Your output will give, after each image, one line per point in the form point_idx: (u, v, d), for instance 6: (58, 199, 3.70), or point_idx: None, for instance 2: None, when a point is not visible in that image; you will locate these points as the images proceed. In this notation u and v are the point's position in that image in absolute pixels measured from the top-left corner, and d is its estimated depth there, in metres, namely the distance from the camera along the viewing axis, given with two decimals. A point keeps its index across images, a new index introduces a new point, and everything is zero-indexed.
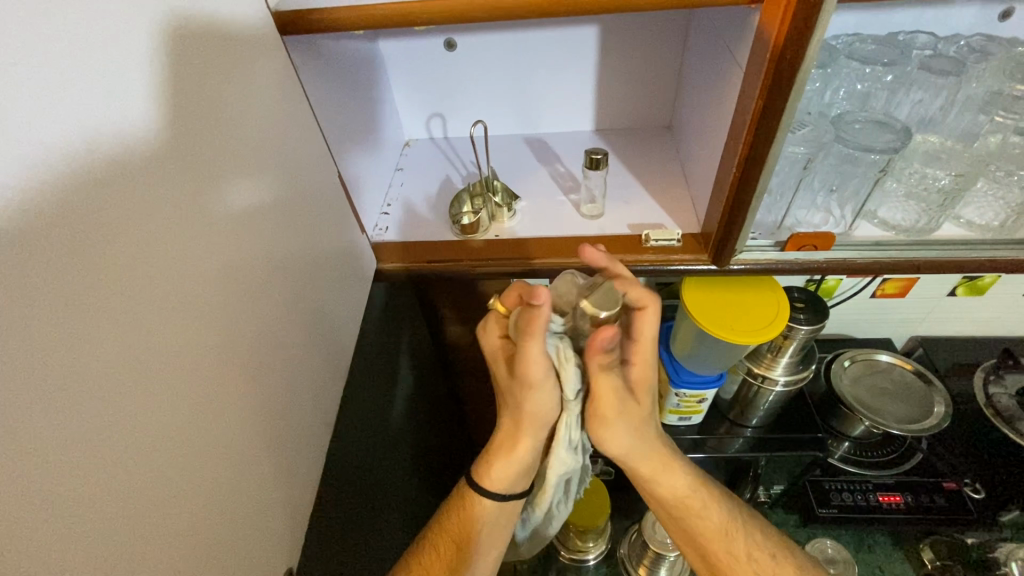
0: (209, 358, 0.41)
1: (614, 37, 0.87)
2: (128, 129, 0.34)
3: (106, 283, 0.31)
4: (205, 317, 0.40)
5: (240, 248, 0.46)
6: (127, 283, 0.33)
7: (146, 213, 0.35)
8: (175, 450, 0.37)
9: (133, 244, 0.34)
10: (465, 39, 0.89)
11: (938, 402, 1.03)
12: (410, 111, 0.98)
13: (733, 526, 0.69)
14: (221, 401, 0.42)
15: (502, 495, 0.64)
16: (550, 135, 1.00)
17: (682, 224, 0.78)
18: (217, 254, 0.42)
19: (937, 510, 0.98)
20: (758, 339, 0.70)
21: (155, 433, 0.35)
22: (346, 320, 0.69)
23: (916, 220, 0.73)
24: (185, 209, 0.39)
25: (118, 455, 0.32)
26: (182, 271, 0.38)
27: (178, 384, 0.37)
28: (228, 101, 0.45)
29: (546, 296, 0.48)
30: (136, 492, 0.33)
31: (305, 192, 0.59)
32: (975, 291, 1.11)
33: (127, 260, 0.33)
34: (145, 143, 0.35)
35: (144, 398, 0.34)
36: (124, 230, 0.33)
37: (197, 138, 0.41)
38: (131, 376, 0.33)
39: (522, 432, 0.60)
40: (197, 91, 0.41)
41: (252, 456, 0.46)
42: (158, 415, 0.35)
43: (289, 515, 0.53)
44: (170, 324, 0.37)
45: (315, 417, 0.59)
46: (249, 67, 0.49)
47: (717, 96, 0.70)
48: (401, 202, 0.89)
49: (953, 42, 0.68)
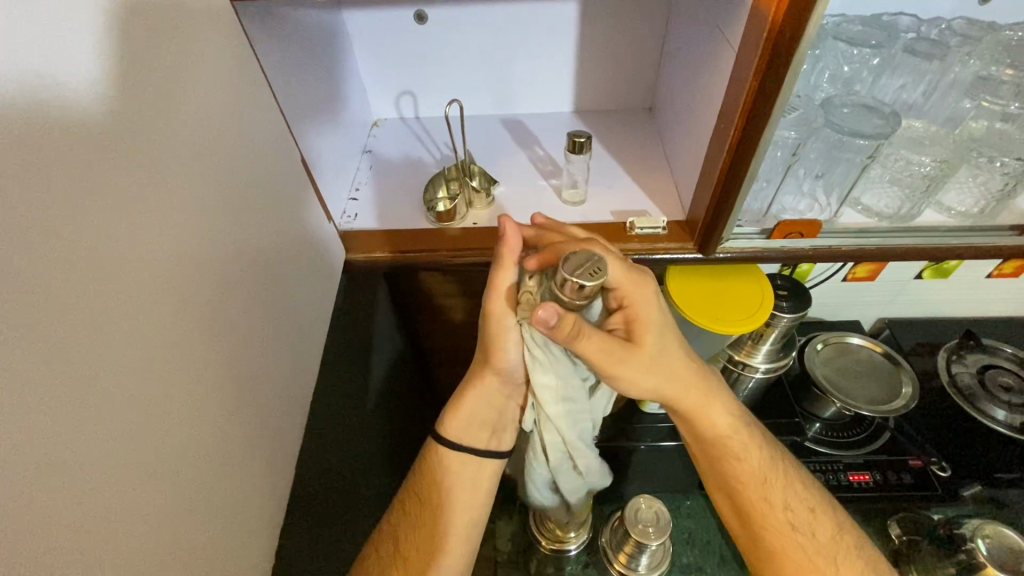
0: (164, 373, 0.36)
1: (595, 12, 0.83)
2: (49, 116, 0.29)
3: (21, 296, 0.26)
4: (156, 324, 0.36)
5: (195, 244, 0.41)
6: (51, 296, 0.28)
7: (80, 213, 0.30)
8: (128, 475, 0.32)
9: (61, 253, 0.29)
10: (437, 12, 0.83)
11: (905, 383, 1.05)
12: (376, 89, 0.92)
13: (773, 471, 0.64)
14: (184, 415, 0.38)
15: (459, 447, 0.62)
16: (528, 116, 0.95)
17: (667, 211, 0.75)
18: (169, 256, 0.37)
19: (903, 487, 0.99)
20: (740, 329, 0.69)
21: (104, 460, 0.31)
22: (313, 315, 0.64)
23: (899, 206, 0.72)
24: (129, 207, 0.34)
25: (61, 495, 0.28)
26: (128, 272, 0.33)
27: (126, 406, 0.33)
28: (172, 73, 0.39)
29: (510, 223, 0.56)
30: (79, 527, 0.29)
31: (267, 178, 0.54)
32: (940, 274, 1.13)
33: (50, 271, 0.28)
34: (72, 134, 0.30)
35: (88, 427, 0.30)
36: (44, 234, 0.28)
37: (139, 122, 0.35)
38: (67, 403, 0.28)
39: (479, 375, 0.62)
40: (134, 63, 0.35)
41: (217, 467, 0.42)
42: (105, 441, 0.31)
43: (259, 531, 0.49)
44: (112, 339, 0.32)
45: (285, 424, 0.55)
46: (199, 36, 0.43)
47: (704, 78, 0.68)
48: (371, 187, 0.83)
49: (935, 25, 0.67)
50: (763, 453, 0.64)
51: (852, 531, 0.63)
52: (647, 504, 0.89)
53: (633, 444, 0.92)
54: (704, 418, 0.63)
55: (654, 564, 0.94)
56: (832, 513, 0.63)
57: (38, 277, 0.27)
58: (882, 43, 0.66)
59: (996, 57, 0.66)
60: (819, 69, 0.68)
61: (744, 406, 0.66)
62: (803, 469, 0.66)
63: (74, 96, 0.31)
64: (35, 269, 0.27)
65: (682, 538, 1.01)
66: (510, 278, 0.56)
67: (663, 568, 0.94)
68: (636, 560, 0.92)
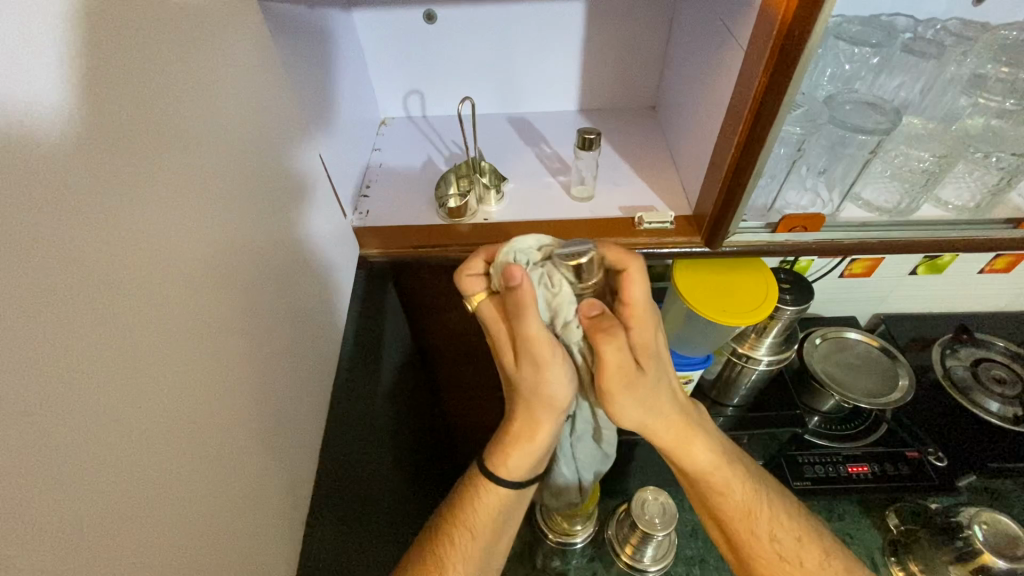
0: (184, 365, 0.37)
1: (600, 13, 0.84)
2: (93, 117, 0.30)
3: (72, 284, 0.28)
4: (183, 314, 0.37)
5: (216, 238, 0.42)
6: (93, 286, 0.29)
7: (88, 205, 0.29)
8: (161, 457, 0.34)
9: (83, 246, 0.29)
10: (446, 11, 0.84)
11: (902, 375, 1.07)
12: (385, 87, 0.93)
13: (759, 503, 0.65)
14: (208, 402, 0.39)
15: (516, 482, 0.61)
16: (533, 115, 0.96)
17: (673, 206, 0.77)
18: (187, 246, 0.38)
19: (901, 478, 1.01)
20: (744, 321, 0.71)
21: (144, 441, 0.32)
22: (326, 309, 0.65)
23: (898, 201, 0.75)
24: (146, 194, 0.34)
25: (102, 470, 0.29)
26: (160, 263, 0.35)
27: (142, 399, 0.32)
28: (196, 72, 0.40)
29: (520, 273, 0.47)
30: (119, 504, 0.30)
31: (280, 172, 0.54)
32: (934, 269, 1.16)
33: (92, 259, 0.29)
34: (107, 129, 0.31)
35: (113, 418, 0.30)
36: (89, 229, 0.29)
37: (162, 117, 0.36)
38: (85, 396, 0.28)
39: (538, 417, 0.58)
40: (164, 61, 0.37)
41: (239, 454, 0.43)
42: (141, 423, 0.32)
43: (278, 520, 0.50)
44: (144, 327, 0.33)
45: (296, 417, 0.55)
46: (216, 30, 0.43)
47: (708, 76, 0.69)
48: (381, 184, 0.84)
49: (931, 26, 0.69)
50: (746, 486, 0.65)
51: (841, 556, 0.64)
52: (653, 496, 0.90)
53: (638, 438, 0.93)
54: (684, 455, 0.63)
55: (660, 557, 0.95)
56: (819, 541, 0.64)
57: (46, 268, 0.27)
58: (883, 42, 0.68)
59: (993, 56, 0.67)
60: (822, 68, 0.70)
61: (724, 439, 0.67)
62: (791, 497, 0.67)
63: (56, 93, 0.28)
64: (61, 263, 0.27)
65: (686, 530, 1.02)
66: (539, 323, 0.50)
67: (668, 560, 0.95)
68: (642, 551, 0.93)
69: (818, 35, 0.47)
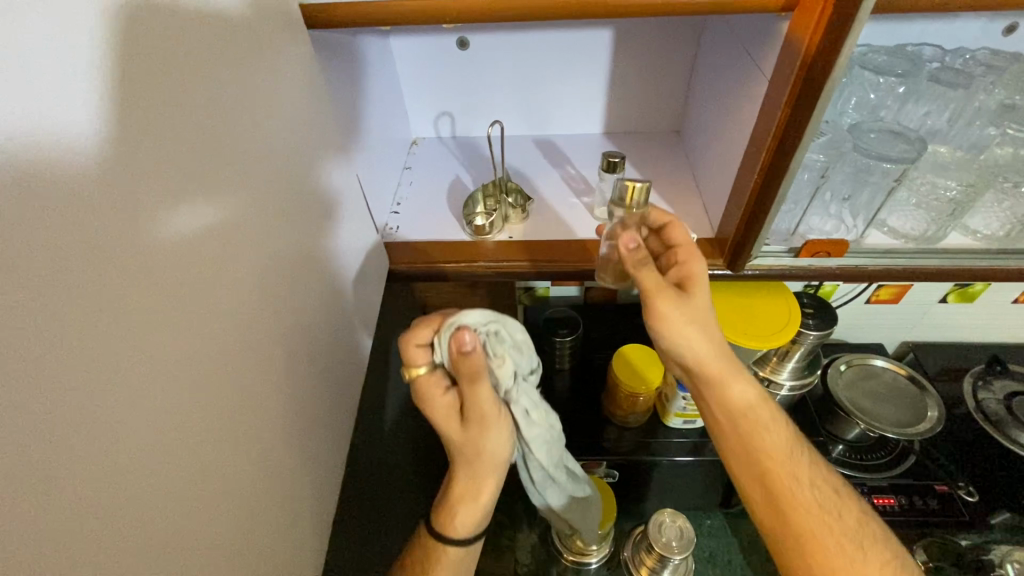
0: (217, 370, 0.39)
1: (627, 41, 0.87)
2: (156, 146, 0.34)
3: (126, 292, 0.31)
4: (218, 321, 0.40)
5: (253, 250, 0.45)
6: (145, 295, 0.32)
7: (140, 225, 0.32)
8: (192, 456, 0.36)
9: (141, 261, 0.32)
10: (478, 38, 0.87)
11: (931, 406, 1.05)
12: (417, 109, 0.97)
13: (798, 450, 0.61)
14: (237, 406, 0.42)
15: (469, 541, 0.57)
16: (559, 137, 0.99)
17: (696, 229, 0.78)
18: (224, 257, 0.40)
19: (929, 513, 0.99)
20: (769, 343, 0.71)
21: (177, 441, 0.35)
22: (354, 320, 0.67)
23: (925, 228, 0.75)
24: (193, 204, 0.37)
25: (141, 466, 0.32)
26: (201, 273, 0.38)
27: (175, 403, 0.35)
28: (241, 95, 0.44)
29: (473, 338, 0.48)
30: (154, 499, 0.32)
31: (316, 190, 0.58)
32: (964, 297, 1.14)
33: (146, 270, 0.32)
34: (167, 155, 0.35)
35: (152, 417, 0.33)
36: (142, 243, 0.32)
37: (211, 140, 0.39)
38: (128, 398, 0.31)
39: (480, 477, 0.54)
40: (216, 90, 0.40)
41: (264, 457, 0.46)
42: (175, 424, 0.35)
43: (298, 524, 0.52)
44: (183, 333, 0.36)
45: (322, 424, 0.58)
46: (258, 56, 0.47)
47: (733, 102, 0.71)
48: (411, 202, 0.87)
49: (959, 55, 0.69)
50: (787, 429, 0.62)
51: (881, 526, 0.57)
52: (670, 519, 0.90)
53: (656, 459, 0.92)
54: (726, 387, 0.62)
55: None
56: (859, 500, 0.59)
57: (98, 279, 0.29)
58: (908, 72, 0.69)
59: (1020, 87, 0.67)
60: (846, 98, 0.71)
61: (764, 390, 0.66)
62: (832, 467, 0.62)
63: (128, 127, 0.32)
64: (118, 273, 0.30)
65: (704, 556, 1.01)
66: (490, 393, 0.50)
67: None
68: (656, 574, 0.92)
69: (840, 69, 0.48)
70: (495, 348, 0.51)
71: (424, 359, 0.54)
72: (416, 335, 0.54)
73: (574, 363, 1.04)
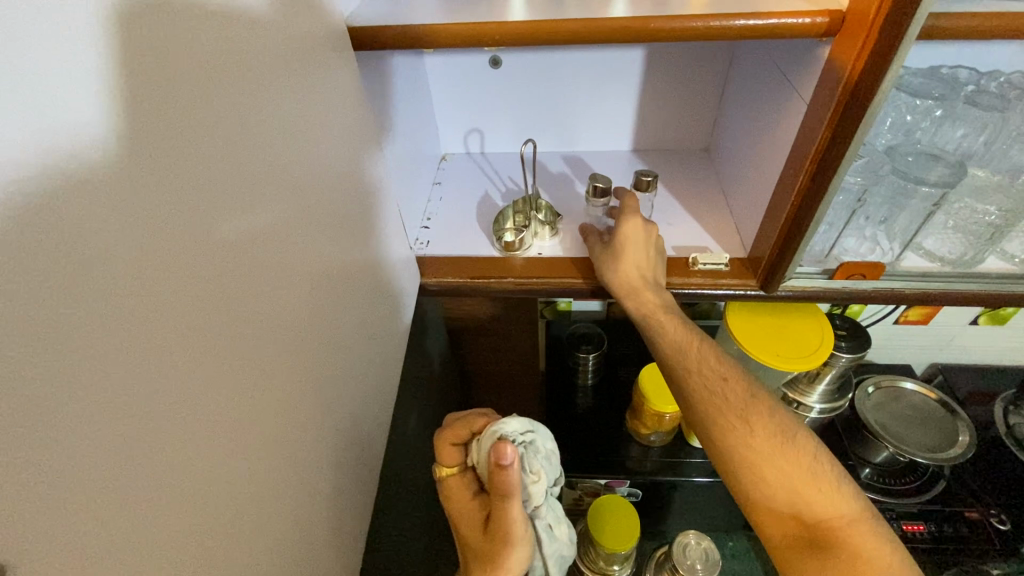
0: (261, 385, 0.40)
1: (658, 60, 0.88)
2: (219, 168, 0.35)
3: (185, 310, 0.32)
4: (264, 338, 0.40)
5: (295, 266, 0.46)
6: (201, 313, 0.33)
7: (200, 245, 0.33)
8: (236, 472, 0.37)
9: (199, 281, 0.33)
10: (510, 57, 0.89)
11: (962, 431, 1.02)
12: (448, 125, 0.98)
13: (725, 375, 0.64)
14: (277, 421, 0.42)
15: None
16: (587, 154, 1.00)
17: (727, 248, 0.78)
18: (271, 274, 0.41)
19: (959, 540, 0.96)
20: (800, 367, 0.71)
21: (224, 457, 0.35)
22: (385, 334, 0.68)
23: (962, 252, 0.74)
24: (246, 224, 0.38)
25: (193, 481, 0.32)
26: (250, 290, 0.38)
27: (223, 420, 0.35)
28: (291, 116, 0.45)
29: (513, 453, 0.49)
30: (203, 515, 0.33)
31: (353, 207, 0.59)
32: (996, 320, 1.12)
33: (203, 289, 0.33)
34: (228, 177, 0.36)
35: (203, 433, 0.33)
36: (201, 263, 0.33)
37: (264, 161, 0.41)
38: (184, 414, 0.31)
39: None
40: (270, 111, 0.42)
41: (300, 471, 0.46)
42: (223, 441, 0.35)
43: (329, 538, 0.52)
44: (233, 350, 0.36)
45: (355, 437, 0.58)
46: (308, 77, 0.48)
47: (766, 124, 0.71)
48: (441, 217, 0.88)
49: (994, 78, 0.68)
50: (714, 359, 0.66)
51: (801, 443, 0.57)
52: (695, 540, 0.89)
53: (679, 479, 0.92)
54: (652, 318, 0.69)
55: None
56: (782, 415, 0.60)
57: (162, 298, 0.30)
58: (944, 96, 0.68)
59: None
60: (884, 120, 0.69)
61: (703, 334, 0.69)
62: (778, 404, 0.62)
63: (197, 151, 0.33)
64: (180, 293, 0.31)
65: None
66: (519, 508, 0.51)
67: None
68: None
69: (883, 94, 0.48)
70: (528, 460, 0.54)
71: (456, 459, 0.60)
72: (452, 436, 0.60)
73: (597, 379, 1.03)
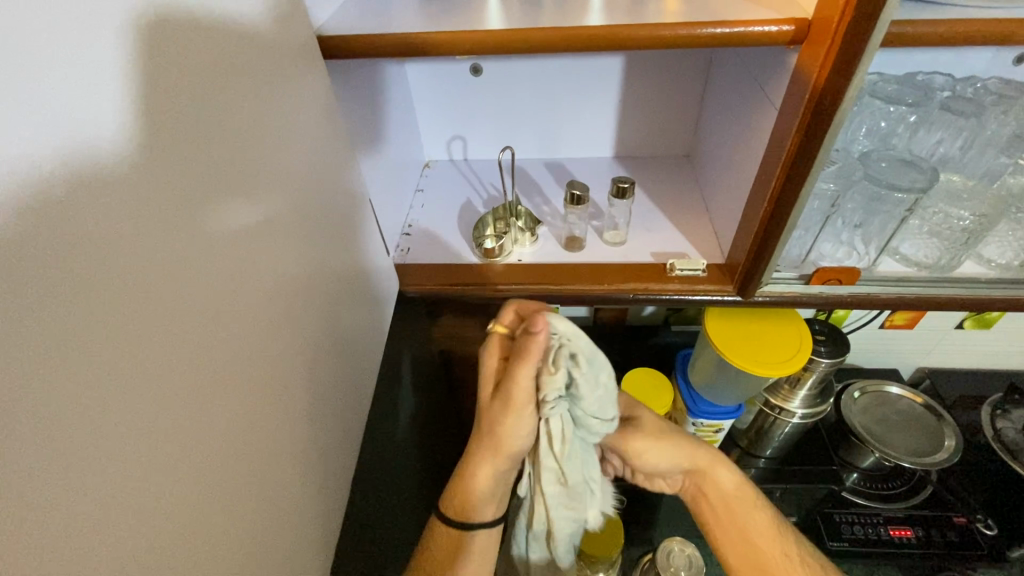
0: (237, 391, 0.40)
1: (639, 68, 0.88)
2: (196, 169, 0.35)
3: (158, 315, 0.31)
4: (240, 344, 0.40)
5: (273, 271, 0.45)
6: (174, 318, 0.33)
7: (174, 250, 0.33)
8: (209, 479, 0.36)
9: (172, 284, 0.32)
10: (492, 65, 0.89)
11: (947, 436, 1.02)
12: (431, 133, 0.99)
13: (782, 534, 0.68)
14: (254, 428, 0.42)
15: (460, 523, 0.60)
16: (570, 161, 1.00)
17: (707, 253, 0.78)
18: (246, 280, 0.41)
19: (948, 546, 0.95)
20: (777, 373, 0.71)
21: (196, 466, 0.35)
22: (365, 341, 0.68)
23: (938, 257, 0.74)
24: (221, 230, 0.38)
25: (165, 488, 0.32)
26: (225, 297, 0.38)
27: (197, 426, 0.35)
28: (268, 120, 0.45)
29: (543, 326, 0.46)
30: (175, 523, 0.32)
31: (332, 214, 0.58)
32: (982, 324, 1.12)
33: (177, 294, 0.33)
34: (203, 180, 0.36)
35: (175, 439, 0.33)
36: (173, 266, 0.33)
37: (242, 163, 0.40)
38: (156, 421, 0.31)
39: (483, 457, 0.55)
40: (248, 116, 0.41)
41: (275, 479, 0.46)
42: (197, 447, 0.35)
43: (305, 547, 0.52)
44: (207, 355, 0.36)
45: (332, 445, 0.58)
46: (282, 84, 0.48)
47: (743, 130, 0.72)
48: (423, 224, 0.88)
49: (970, 84, 0.67)
50: (770, 512, 0.69)
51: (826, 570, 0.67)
52: (679, 547, 0.88)
53: None
54: (709, 479, 0.69)
55: None
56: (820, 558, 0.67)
57: (130, 298, 0.29)
58: (918, 102, 0.68)
59: None
60: (857, 125, 0.71)
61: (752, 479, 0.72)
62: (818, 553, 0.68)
63: (173, 146, 0.33)
64: (153, 297, 0.31)
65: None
66: (529, 379, 0.49)
67: None
68: None
69: (849, 99, 0.49)
70: (552, 410, 0.49)
71: (510, 321, 0.55)
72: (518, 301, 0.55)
73: None
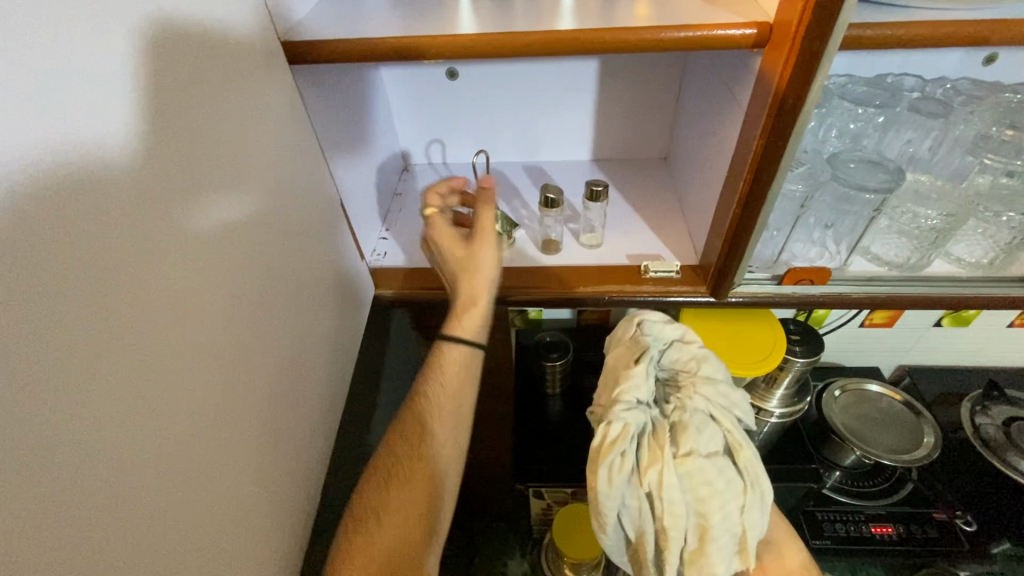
0: (202, 397, 0.39)
1: (615, 72, 0.89)
2: (150, 178, 0.35)
3: (111, 324, 0.31)
4: (204, 351, 0.40)
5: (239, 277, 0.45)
6: (129, 326, 0.32)
7: (129, 258, 0.33)
8: (175, 487, 0.36)
9: (127, 291, 0.32)
10: (468, 69, 0.90)
11: (927, 433, 1.03)
12: (409, 137, 0.99)
13: None
14: (223, 435, 0.42)
15: (474, 343, 0.65)
16: (548, 164, 1.01)
17: (682, 255, 0.78)
18: (209, 287, 0.40)
19: (928, 542, 0.97)
20: (752, 372, 0.71)
21: (159, 475, 0.34)
22: (340, 346, 0.68)
23: (907, 256, 0.75)
24: (181, 236, 0.38)
25: (126, 497, 0.31)
26: (187, 303, 0.38)
27: (158, 434, 0.35)
28: (225, 127, 0.44)
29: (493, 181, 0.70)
30: (138, 532, 0.32)
31: (304, 219, 0.58)
32: (959, 322, 1.13)
33: (133, 302, 0.33)
34: (159, 188, 0.36)
35: (135, 448, 0.32)
36: (128, 275, 0.33)
37: (200, 170, 0.40)
38: (113, 430, 0.31)
39: (472, 283, 0.66)
40: (206, 122, 0.41)
41: (249, 487, 0.45)
42: (159, 455, 0.34)
43: (280, 554, 0.51)
44: (168, 362, 0.36)
45: (307, 452, 0.58)
46: (244, 90, 0.47)
47: (715, 132, 0.72)
48: (401, 228, 0.88)
49: (939, 85, 0.69)
50: None
51: None
52: None
53: None
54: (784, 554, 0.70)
55: None
56: None
57: (79, 308, 0.29)
58: (886, 104, 0.69)
59: (998, 118, 0.68)
60: (824, 126, 0.72)
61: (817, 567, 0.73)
62: None
63: (123, 156, 0.33)
64: (105, 306, 0.31)
65: None
66: (491, 213, 0.68)
67: None
68: None
69: (810, 103, 0.50)
70: (621, 412, 0.61)
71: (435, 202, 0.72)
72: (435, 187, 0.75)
73: (565, 388, 1.03)
